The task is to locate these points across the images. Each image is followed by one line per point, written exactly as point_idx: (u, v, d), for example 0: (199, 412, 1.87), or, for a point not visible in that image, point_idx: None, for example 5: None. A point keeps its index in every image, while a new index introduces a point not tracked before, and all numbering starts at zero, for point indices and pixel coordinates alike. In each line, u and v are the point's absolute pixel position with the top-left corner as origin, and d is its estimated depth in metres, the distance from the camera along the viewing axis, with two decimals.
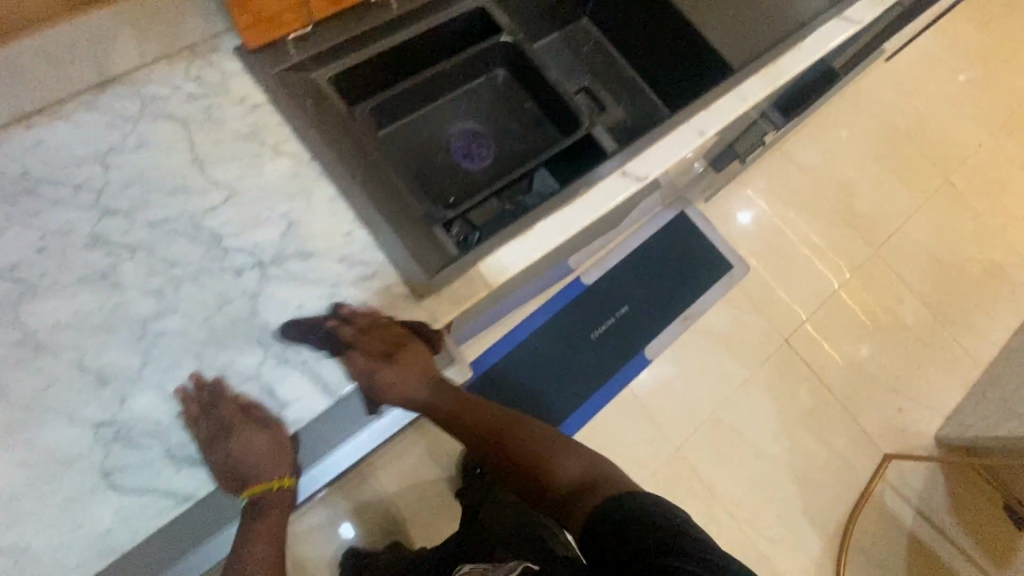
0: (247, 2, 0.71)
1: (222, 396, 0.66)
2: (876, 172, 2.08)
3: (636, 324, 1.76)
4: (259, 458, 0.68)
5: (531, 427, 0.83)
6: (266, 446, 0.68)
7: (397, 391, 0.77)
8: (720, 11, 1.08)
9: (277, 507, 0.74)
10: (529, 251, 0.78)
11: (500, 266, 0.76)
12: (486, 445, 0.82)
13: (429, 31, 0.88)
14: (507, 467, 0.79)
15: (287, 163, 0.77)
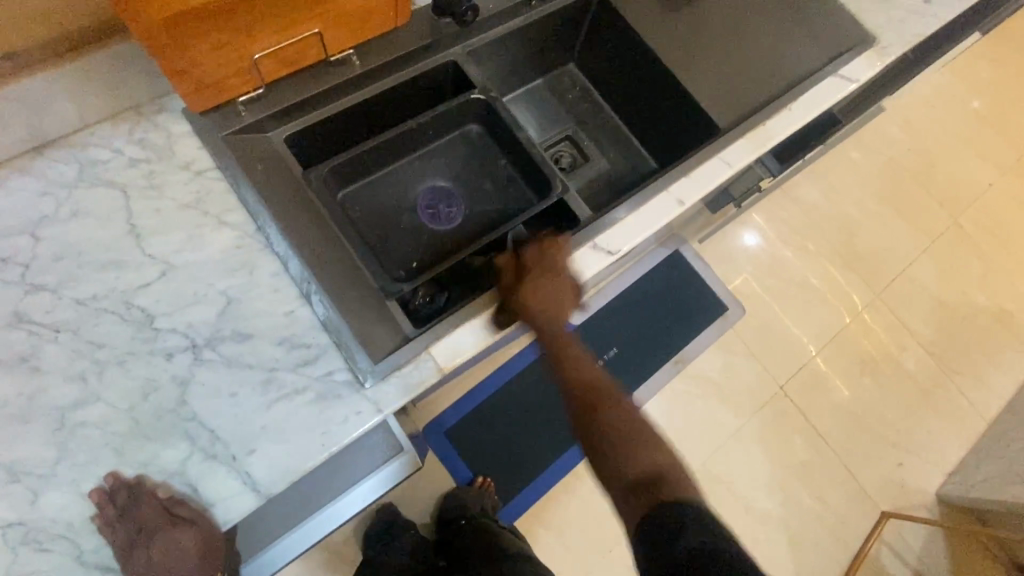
0: (186, 71, 0.66)
1: (141, 494, 0.60)
2: (881, 213, 2.01)
3: (625, 367, 1.68)
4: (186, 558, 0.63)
5: (612, 416, 0.81)
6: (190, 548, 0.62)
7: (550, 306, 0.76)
8: (710, 63, 1.02)
9: None
10: (488, 331, 0.74)
11: (457, 348, 0.72)
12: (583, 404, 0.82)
13: (393, 88, 0.85)
14: (586, 404, 0.81)
15: (231, 234, 0.72)
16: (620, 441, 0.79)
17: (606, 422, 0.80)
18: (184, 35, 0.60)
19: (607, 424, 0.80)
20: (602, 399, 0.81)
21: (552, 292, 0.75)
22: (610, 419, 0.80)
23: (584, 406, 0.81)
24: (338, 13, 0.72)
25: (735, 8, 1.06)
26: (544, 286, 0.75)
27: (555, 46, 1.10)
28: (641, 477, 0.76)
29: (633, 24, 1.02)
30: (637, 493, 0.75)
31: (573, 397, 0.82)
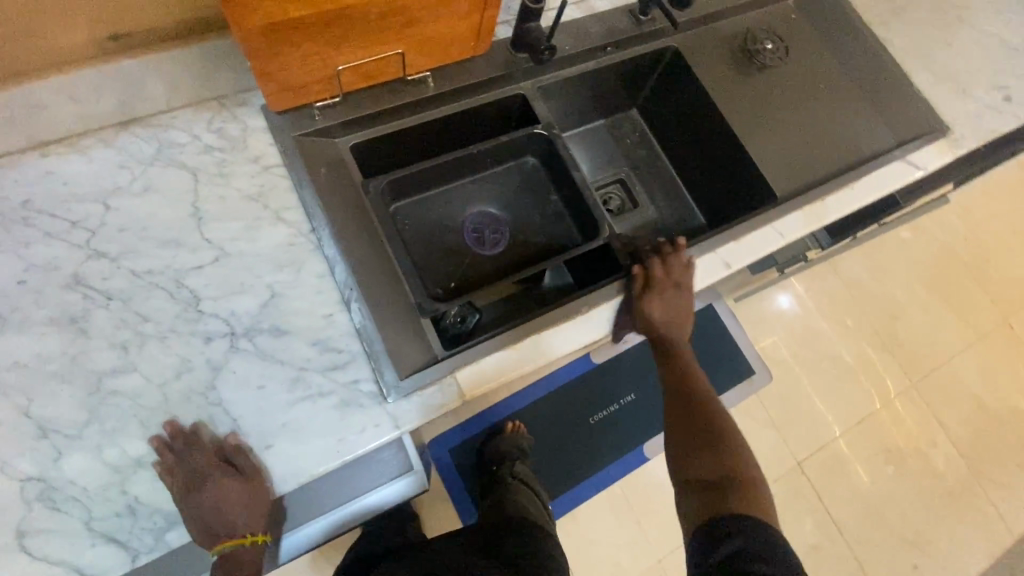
0: (274, 74, 0.68)
1: (199, 444, 0.63)
2: (928, 299, 1.95)
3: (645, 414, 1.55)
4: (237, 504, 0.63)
5: (721, 419, 0.87)
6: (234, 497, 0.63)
7: (661, 308, 0.84)
8: (778, 130, 1.01)
9: (249, 561, 0.68)
10: (513, 363, 0.75)
11: (481, 377, 0.73)
12: (685, 399, 0.90)
13: (461, 112, 0.87)
14: (693, 410, 0.88)
15: (285, 231, 0.74)
16: (716, 454, 0.83)
17: (697, 418, 0.87)
18: (280, 42, 0.63)
19: (695, 433, 0.86)
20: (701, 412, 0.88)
21: (672, 297, 0.85)
22: (717, 424, 0.86)
23: (682, 410, 0.89)
24: (424, 39, 0.75)
25: (807, 80, 1.06)
26: (665, 297, 0.84)
27: (622, 91, 1.11)
28: (710, 484, 0.79)
29: (703, 81, 1.02)
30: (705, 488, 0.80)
31: (690, 403, 0.89)
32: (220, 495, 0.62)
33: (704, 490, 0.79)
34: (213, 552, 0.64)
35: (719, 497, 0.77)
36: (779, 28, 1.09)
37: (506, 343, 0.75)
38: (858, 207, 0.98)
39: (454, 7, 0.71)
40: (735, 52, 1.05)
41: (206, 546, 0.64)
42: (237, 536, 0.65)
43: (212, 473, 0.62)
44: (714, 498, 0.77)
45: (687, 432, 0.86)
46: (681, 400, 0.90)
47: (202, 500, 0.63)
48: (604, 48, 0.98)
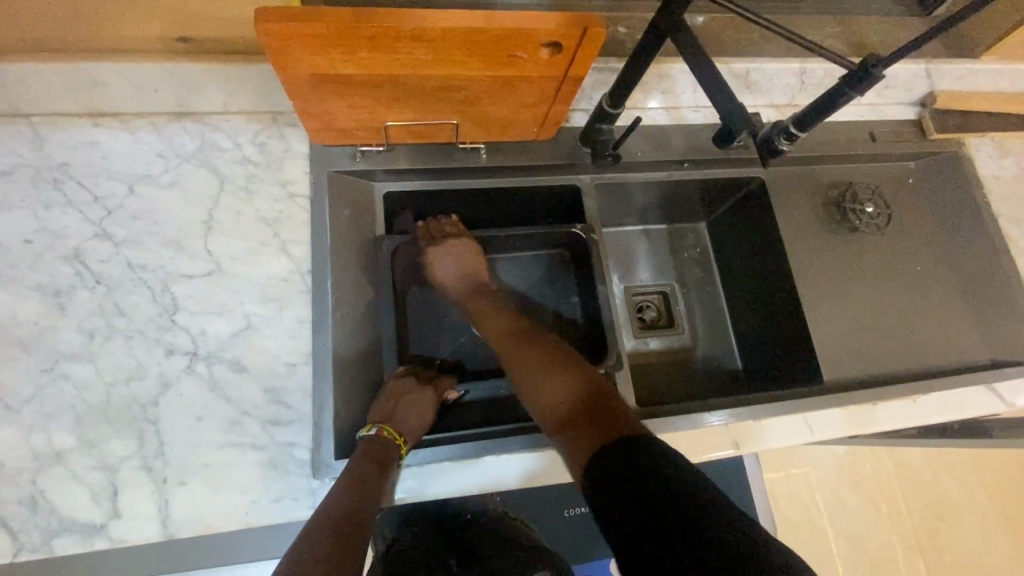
0: (317, 115, 0.66)
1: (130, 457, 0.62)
2: (984, 511, 1.68)
3: None
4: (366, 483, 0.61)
5: (549, 350, 0.69)
6: (365, 465, 0.63)
7: (447, 278, 0.79)
8: (848, 305, 0.88)
9: (377, 463, 0.64)
10: (461, 481, 0.69)
11: (426, 485, 0.68)
12: (510, 354, 0.71)
13: (508, 188, 0.84)
14: (521, 369, 0.69)
15: (284, 264, 0.72)
16: (566, 392, 0.63)
17: (535, 357, 0.68)
18: (324, 89, 0.61)
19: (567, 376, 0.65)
20: (553, 353, 0.69)
21: (458, 258, 0.79)
22: (551, 358, 0.68)
23: (523, 361, 0.69)
24: (481, 115, 0.71)
25: (899, 259, 0.93)
26: (444, 252, 0.79)
27: (693, 204, 1.01)
28: (597, 412, 0.59)
29: (780, 226, 0.91)
30: (593, 423, 0.58)
31: (521, 346, 0.71)
32: (402, 409, 0.70)
33: (591, 422, 0.58)
34: (368, 427, 0.67)
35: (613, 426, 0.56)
36: (887, 191, 0.97)
37: (458, 457, 0.69)
38: (916, 423, 0.82)
39: (519, 95, 0.67)
40: (828, 204, 0.94)
41: (370, 423, 0.68)
42: (396, 431, 0.67)
43: (409, 388, 0.72)
44: (603, 423, 0.57)
45: (551, 388, 0.65)
46: (528, 360, 0.69)
47: (392, 405, 0.70)
48: (681, 163, 0.90)
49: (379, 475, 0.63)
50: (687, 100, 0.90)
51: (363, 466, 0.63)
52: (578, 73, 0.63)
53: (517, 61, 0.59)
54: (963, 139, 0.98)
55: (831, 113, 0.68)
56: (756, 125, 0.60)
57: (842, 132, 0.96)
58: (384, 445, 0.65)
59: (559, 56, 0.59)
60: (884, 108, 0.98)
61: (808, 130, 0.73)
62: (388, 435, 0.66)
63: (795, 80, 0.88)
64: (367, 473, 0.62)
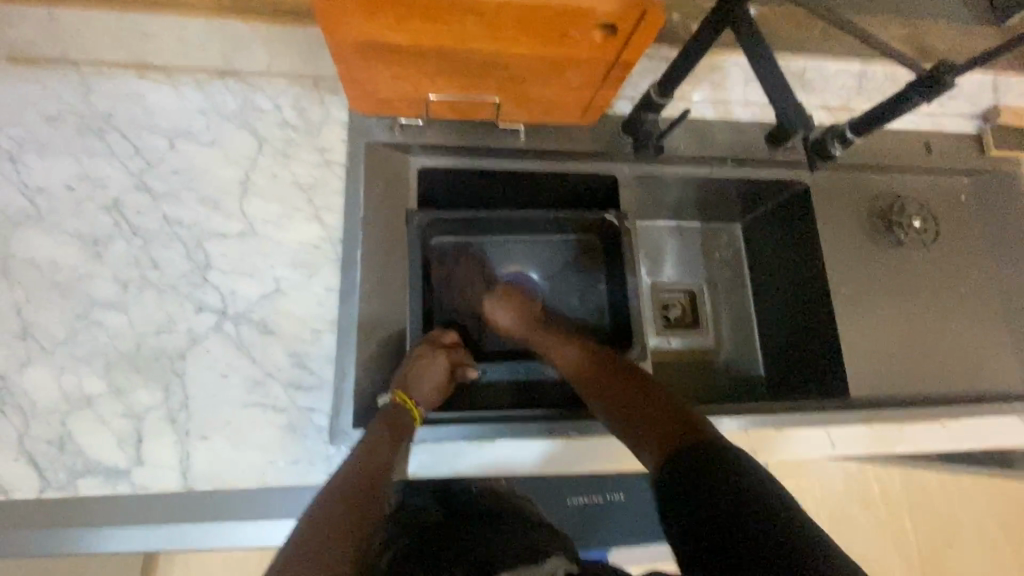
0: (361, 83, 0.66)
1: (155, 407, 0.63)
2: (993, 539, 1.66)
3: None
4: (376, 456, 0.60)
5: (624, 366, 0.67)
6: (381, 432, 0.63)
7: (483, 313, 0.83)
8: (884, 320, 0.86)
9: (391, 428, 0.64)
10: (473, 459, 0.71)
11: (439, 462, 0.71)
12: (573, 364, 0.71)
13: (544, 171, 0.81)
14: (586, 382, 0.68)
15: (315, 231, 0.72)
16: (626, 396, 0.63)
17: (613, 373, 0.66)
18: (371, 57, 0.60)
19: (606, 380, 0.66)
20: (610, 362, 0.68)
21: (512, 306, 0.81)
22: (615, 370, 0.67)
23: (588, 371, 0.69)
24: (525, 95, 0.70)
25: (942, 277, 0.90)
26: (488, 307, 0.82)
27: (731, 204, 0.99)
28: (659, 414, 0.59)
29: (821, 235, 0.88)
30: (653, 427, 0.58)
31: (581, 358, 0.71)
32: (416, 375, 0.69)
33: (655, 427, 0.57)
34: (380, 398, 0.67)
35: (674, 428, 0.56)
36: (939, 205, 0.93)
37: (474, 437, 0.71)
38: (940, 448, 0.80)
39: (566, 77, 0.65)
40: (874, 214, 0.90)
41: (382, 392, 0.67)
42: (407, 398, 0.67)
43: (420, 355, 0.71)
44: (657, 420, 0.58)
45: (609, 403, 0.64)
46: (579, 370, 0.70)
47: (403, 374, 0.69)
48: (723, 160, 0.87)
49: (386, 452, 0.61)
50: (736, 96, 0.87)
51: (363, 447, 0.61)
52: (630, 59, 0.61)
53: (570, 41, 0.58)
54: (1022, 159, 0.94)
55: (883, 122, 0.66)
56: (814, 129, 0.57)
57: (895, 141, 0.92)
58: (396, 412, 0.65)
59: (615, 39, 0.58)
60: (942, 119, 0.94)
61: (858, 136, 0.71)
62: (401, 404, 0.66)
63: (852, 83, 0.84)
64: (379, 441, 0.62)
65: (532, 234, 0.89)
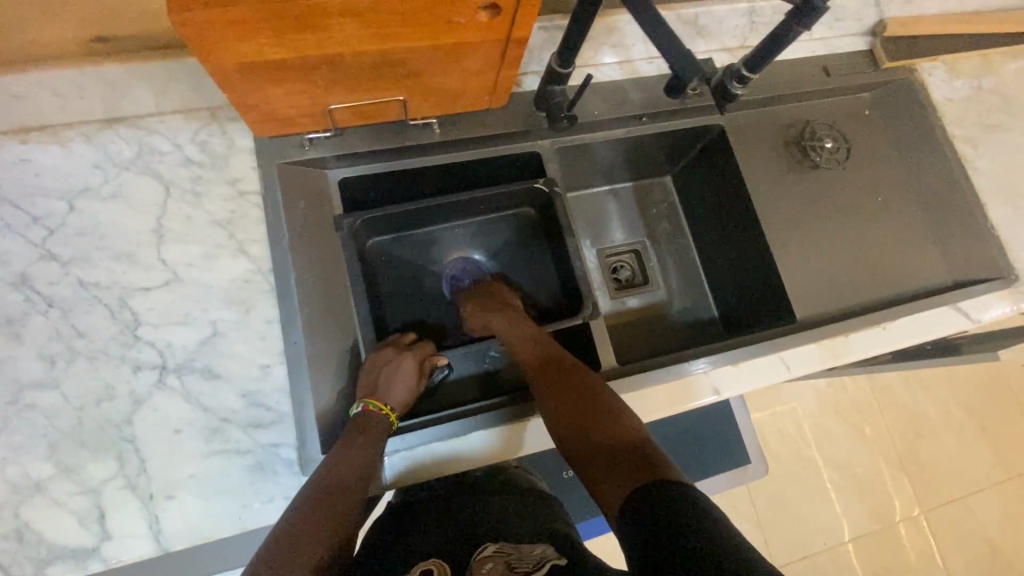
0: (254, 106, 0.63)
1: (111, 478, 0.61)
2: (959, 421, 1.77)
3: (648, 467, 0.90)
4: (347, 479, 0.58)
5: (598, 395, 0.65)
6: (353, 440, 0.62)
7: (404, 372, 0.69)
8: (814, 240, 0.90)
9: (367, 433, 0.62)
10: (455, 457, 0.70)
11: (421, 466, 0.69)
12: (544, 373, 0.69)
13: (464, 159, 0.82)
14: (556, 392, 0.66)
15: (243, 265, 0.70)
16: (595, 424, 0.62)
17: (583, 393, 0.65)
18: (257, 78, 0.58)
19: (579, 400, 0.64)
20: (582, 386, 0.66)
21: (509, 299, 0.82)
22: (586, 393, 0.65)
23: (557, 384, 0.67)
24: (427, 88, 0.68)
25: (861, 192, 0.94)
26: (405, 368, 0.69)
27: (658, 158, 1.01)
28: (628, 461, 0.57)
29: (744, 171, 0.91)
30: (621, 470, 0.56)
31: (553, 372, 0.68)
32: (387, 377, 0.67)
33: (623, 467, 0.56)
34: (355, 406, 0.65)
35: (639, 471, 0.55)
36: (845, 125, 0.97)
37: (451, 435, 0.70)
38: (887, 349, 0.84)
39: (465, 63, 0.65)
40: (789, 142, 0.94)
41: (355, 400, 0.65)
42: (381, 402, 0.65)
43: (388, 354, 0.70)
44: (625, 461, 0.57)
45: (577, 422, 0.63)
46: (550, 386, 0.67)
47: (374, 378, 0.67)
48: (639, 117, 0.88)
49: (362, 479, 0.59)
50: (639, 53, 0.88)
51: (335, 466, 0.58)
52: (522, 34, 0.61)
53: (455, 27, 0.57)
54: (915, 65, 0.99)
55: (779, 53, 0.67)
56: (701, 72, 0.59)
57: (796, 70, 0.95)
58: (373, 418, 0.64)
59: (500, 17, 0.57)
60: (836, 41, 0.97)
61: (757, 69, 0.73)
62: (374, 409, 0.64)
63: (744, 21, 0.86)
64: (353, 448, 0.61)
65: (468, 219, 0.89)
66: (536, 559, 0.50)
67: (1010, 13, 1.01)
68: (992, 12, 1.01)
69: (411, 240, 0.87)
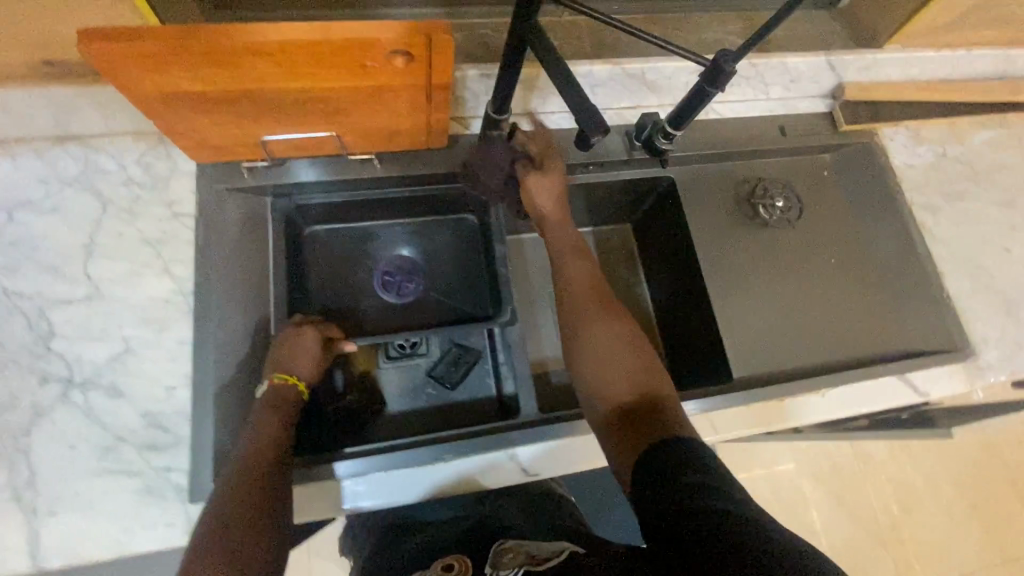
0: (182, 134, 0.65)
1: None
2: (949, 497, 1.67)
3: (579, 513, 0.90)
4: (269, 449, 0.60)
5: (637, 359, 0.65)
6: (264, 415, 0.64)
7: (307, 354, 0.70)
8: (757, 297, 0.89)
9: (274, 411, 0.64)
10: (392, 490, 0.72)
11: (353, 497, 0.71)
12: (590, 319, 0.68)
13: (408, 189, 0.84)
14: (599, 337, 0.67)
15: (166, 285, 0.71)
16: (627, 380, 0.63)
17: (620, 353, 0.65)
18: (179, 109, 0.60)
19: (616, 355, 0.65)
20: (622, 344, 0.66)
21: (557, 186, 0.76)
22: (623, 352, 0.65)
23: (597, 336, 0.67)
24: (359, 126, 0.70)
25: (813, 253, 0.94)
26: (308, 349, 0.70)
27: (613, 205, 1.00)
28: (648, 422, 0.58)
29: (692, 224, 0.91)
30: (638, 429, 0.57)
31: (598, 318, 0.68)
32: (290, 354, 0.69)
33: (640, 427, 0.57)
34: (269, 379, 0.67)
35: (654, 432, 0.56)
36: (800, 184, 0.98)
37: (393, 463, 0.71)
38: (826, 418, 0.83)
39: (390, 104, 0.66)
40: (740, 199, 0.94)
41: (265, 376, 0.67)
42: (287, 376, 0.67)
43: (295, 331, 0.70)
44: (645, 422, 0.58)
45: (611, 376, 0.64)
46: (594, 333, 0.67)
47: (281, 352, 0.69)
48: (586, 165, 0.89)
49: (282, 446, 0.61)
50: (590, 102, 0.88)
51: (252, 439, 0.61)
52: (443, 80, 0.63)
53: (370, 71, 0.59)
54: (877, 130, 0.99)
55: (695, 114, 0.67)
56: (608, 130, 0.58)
57: (752, 128, 0.96)
58: (281, 391, 0.66)
59: (415, 64, 0.59)
60: (796, 101, 0.97)
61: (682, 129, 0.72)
62: (282, 382, 0.67)
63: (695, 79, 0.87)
64: (266, 423, 0.63)
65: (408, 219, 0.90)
66: (551, 549, 0.56)
67: (980, 82, 1.00)
68: (961, 80, 1.00)
69: (348, 233, 0.88)
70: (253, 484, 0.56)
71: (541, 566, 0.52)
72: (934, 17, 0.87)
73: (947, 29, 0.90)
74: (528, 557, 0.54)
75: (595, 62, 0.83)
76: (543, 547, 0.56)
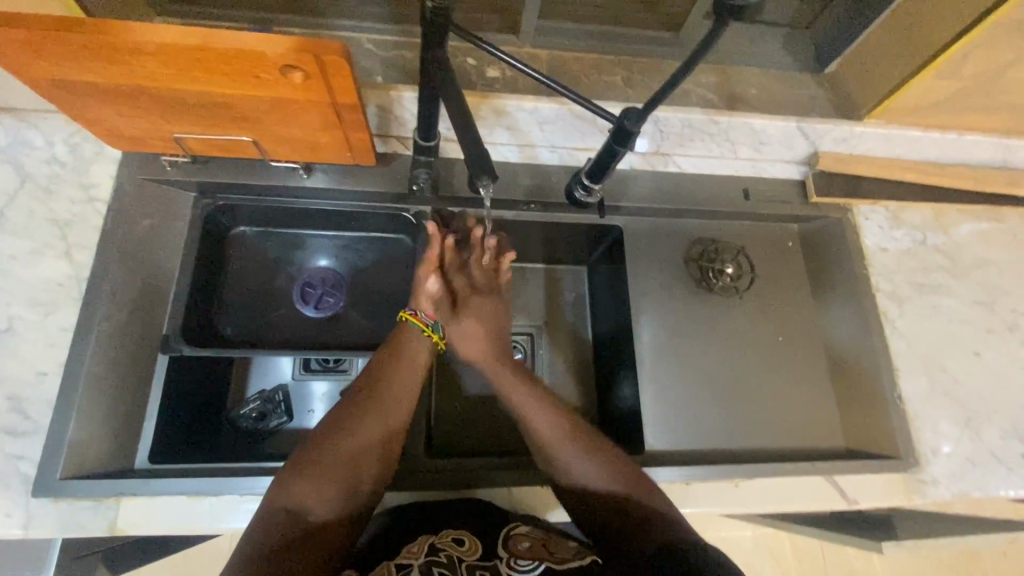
0: (91, 121, 0.65)
1: None
2: None
3: None
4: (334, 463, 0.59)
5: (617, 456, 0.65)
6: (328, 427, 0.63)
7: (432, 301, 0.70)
8: (689, 367, 0.84)
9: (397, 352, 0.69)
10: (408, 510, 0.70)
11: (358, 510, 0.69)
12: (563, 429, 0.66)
13: (335, 206, 0.81)
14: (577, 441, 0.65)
15: (63, 268, 0.70)
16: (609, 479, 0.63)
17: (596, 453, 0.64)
18: (77, 95, 0.59)
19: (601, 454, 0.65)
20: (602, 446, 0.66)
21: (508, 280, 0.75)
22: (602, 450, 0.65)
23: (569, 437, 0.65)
24: (273, 133, 0.68)
25: (758, 328, 0.88)
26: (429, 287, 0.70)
27: (566, 248, 0.93)
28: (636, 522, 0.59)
29: (630, 279, 0.86)
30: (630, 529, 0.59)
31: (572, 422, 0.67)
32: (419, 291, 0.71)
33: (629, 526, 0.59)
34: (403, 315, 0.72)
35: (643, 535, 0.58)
36: (757, 252, 0.92)
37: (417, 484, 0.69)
38: (738, 511, 0.75)
39: (301, 118, 0.64)
40: (689, 262, 0.89)
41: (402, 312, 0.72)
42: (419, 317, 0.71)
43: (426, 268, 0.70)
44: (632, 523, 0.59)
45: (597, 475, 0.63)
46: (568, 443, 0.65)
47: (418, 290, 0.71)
48: (527, 203, 0.84)
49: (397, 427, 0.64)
50: (539, 139, 0.85)
51: (354, 425, 0.62)
52: (349, 101, 0.60)
53: (266, 82, 0.57)
54: (852, 205, 0.92)
55: (614, 168, 0.68)
56: (492, 181, 0.59)
57: (714, 186, 0.90)
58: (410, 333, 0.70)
59: (312, 81, 0.56)
60: (766, 164, 0.91)
61: (602, 182, 0.74)
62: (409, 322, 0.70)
63: (652, 129, 0.85)
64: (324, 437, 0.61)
65: (340, 231, 0.87)
66: (572, 550, 0.60)
67: (973, 169, 0.92)
68: (952, 165, 0.93)
69: (276, 237, 0.85)
70: (340, 471, 0.59)
71: (563, 566, 0.56)
72: (917, 96, 0.81)
73: (933, 110, 0.84)
74: (550, 554, 0.59)
75: (542, 99, 0.80)
76: (565, 547, 0.61)
